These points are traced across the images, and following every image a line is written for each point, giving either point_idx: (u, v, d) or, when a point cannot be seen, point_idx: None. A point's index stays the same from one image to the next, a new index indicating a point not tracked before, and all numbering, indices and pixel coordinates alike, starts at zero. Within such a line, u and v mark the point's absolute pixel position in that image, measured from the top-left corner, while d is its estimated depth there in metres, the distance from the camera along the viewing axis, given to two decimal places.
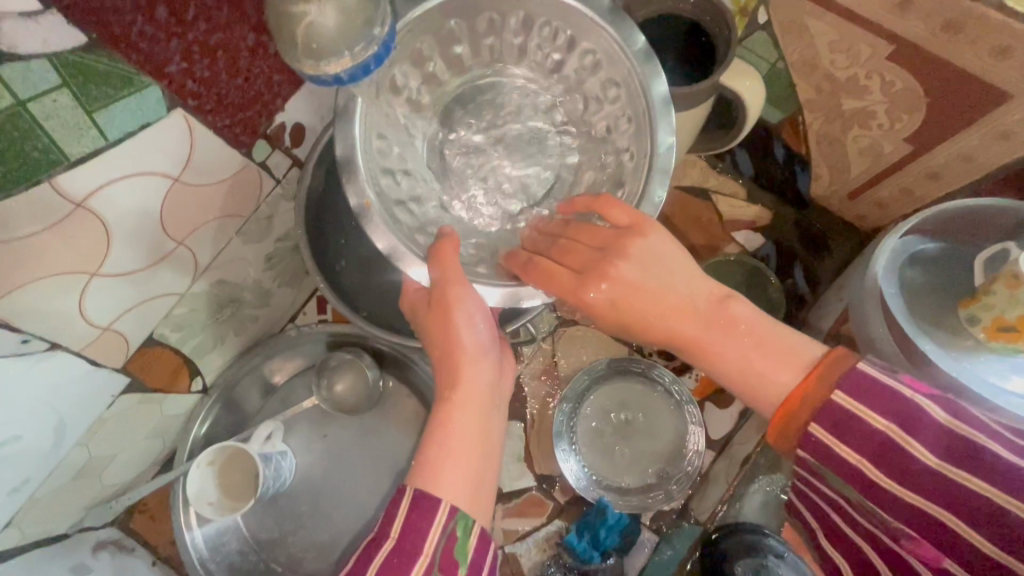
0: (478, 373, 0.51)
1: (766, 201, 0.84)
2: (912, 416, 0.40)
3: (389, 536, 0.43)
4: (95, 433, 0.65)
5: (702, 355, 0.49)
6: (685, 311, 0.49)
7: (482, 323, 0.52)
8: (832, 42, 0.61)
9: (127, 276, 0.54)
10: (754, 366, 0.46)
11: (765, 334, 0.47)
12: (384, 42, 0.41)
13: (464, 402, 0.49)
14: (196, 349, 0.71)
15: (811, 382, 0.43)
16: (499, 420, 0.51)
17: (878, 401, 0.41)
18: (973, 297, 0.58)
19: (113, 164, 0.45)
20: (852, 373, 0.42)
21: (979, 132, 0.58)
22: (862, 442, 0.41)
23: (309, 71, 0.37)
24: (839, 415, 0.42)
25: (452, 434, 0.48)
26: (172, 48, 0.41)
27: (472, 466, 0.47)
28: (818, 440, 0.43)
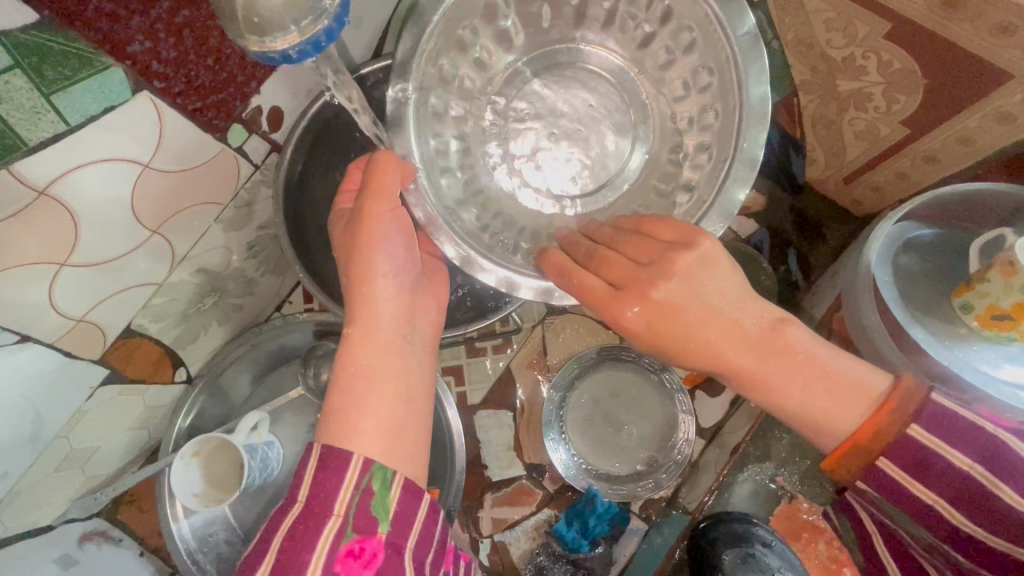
0: (384, 304, 0.49)
1: (761, 186, 0.80)
2: (996, 456, 0.45)
3: (298, 500, 0.42)
4: (75, 425, 0.64)
5: (760, 388, 0.47)
6: (738, 343, 0.46)
7: (398, 257, 0.50)
8: (828, 20, 0.59)
9: (100, 266, 0.52)
10: (814, 397, 0.46)
11: (823, 359, 0.46)
12: (338, 16, 0.37)
13: (370, 335, 0.48)
14: (177, 340, 0.70)
15: (885, 415, 0.45)
16: (413, 351, 0.50)
17: (957, 437, 0.45)
18: (967, 285, 0.56)
19: (78, 149, 0.43)
20: (930, 406, 0.45)
21: (978, 114, 0.57)
22: (943, 481, 0.46)
23: (254, 49, 0.35)
24: (920, 453, 0.45)
25: (360, 379, 0.46)
26: (133, 25, 0.39)
27: (386, 409, 0.46)
28: (888, 475, 0.46)
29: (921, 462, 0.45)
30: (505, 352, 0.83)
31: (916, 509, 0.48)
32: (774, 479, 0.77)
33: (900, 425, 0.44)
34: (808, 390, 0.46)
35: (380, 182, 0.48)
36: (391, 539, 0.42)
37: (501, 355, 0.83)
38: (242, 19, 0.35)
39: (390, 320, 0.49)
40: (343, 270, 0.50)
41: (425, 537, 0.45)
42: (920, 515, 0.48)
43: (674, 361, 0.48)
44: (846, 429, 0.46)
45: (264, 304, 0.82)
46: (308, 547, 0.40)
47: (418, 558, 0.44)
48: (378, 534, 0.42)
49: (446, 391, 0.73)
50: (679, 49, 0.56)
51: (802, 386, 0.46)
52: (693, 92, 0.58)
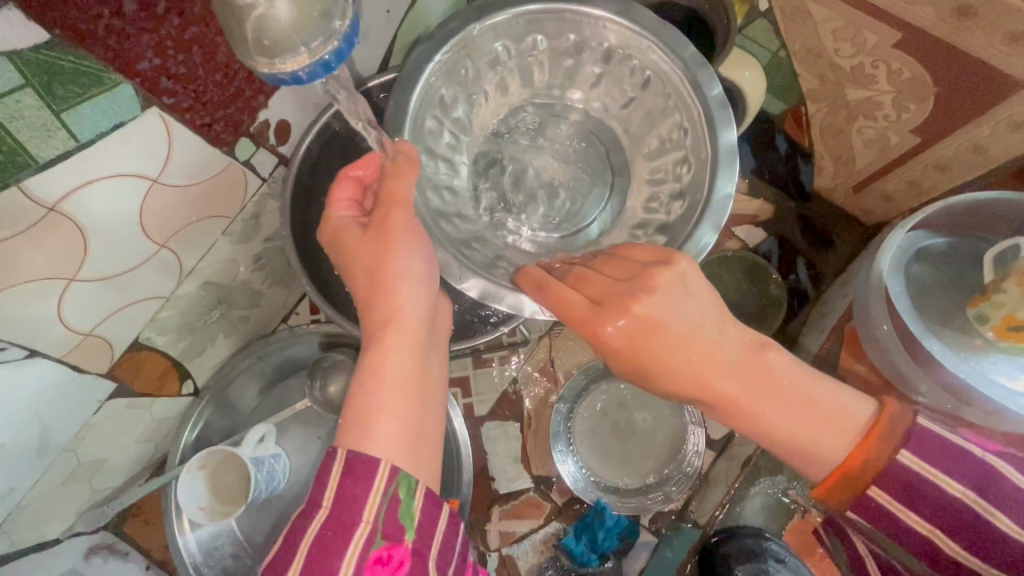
0: (411, 302, 0.48)
1: (768, 194, 0.79)
2: (988, 483, 0.45)
3: (322, 506, 0.41)
4: (82, 438, 0.64)
5: (745, 414, 0.46)
6: (720, 364, 0.46)
7: (426, 263, 0.49)
8: (836, 30, 0.59)
9: (107, 280, 0.52)
10: (801, 419, 0.45)
11: (808, 378, 0.46)
12: (347, 38, 0.38)
13: (394, 338, 0.47)
14: (185, 352, 0.70)
15: (873, 442, 0.45)
16: (433, 357, 0.50)
17: (955, 468, 0.44)
18: (982, 295, 0.55)
19: (85, 167, 0.43)
20: (916, 436, 0.45)
21: (991, 122, 0.57)
22: (935, 509, 0.45)
23: (264, 70, 0.35)
24: (912, 480, 0.44)
25: (386, 381, 0.45)
26: (143, 43, 0.40)
27: (410, 413, 0.45)
28: (880, 506, 0.46)
29: (912, 491, 0.45)
30: (511, 363, 0.82)
31: (911, 539, 0.47)
32: (787, 493, 0.75)
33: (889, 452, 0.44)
34: (787, 415, 0.46)
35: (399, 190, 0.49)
36: (417, 548, 0.42)
37: (508, 366, 0.82)
38: (251, 40, 0.35)
39: (419, 322, 0.48)
40: (363, 275, 0.49)
41: (447, 547, 0.44)
42: (909, 541, 0.47)
43: (656, 383, 0.48)
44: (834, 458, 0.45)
45: (270, 315, 0.82)
46: (335, 554, 0.39)
47: (441, 569, 0.43)
48: (405, 542, 0.41)
49: (452, 402, 0.74)
50: (657, 111, 0.59)
51: (783, 412, 0.46)
52: (670, 150, 0.59)
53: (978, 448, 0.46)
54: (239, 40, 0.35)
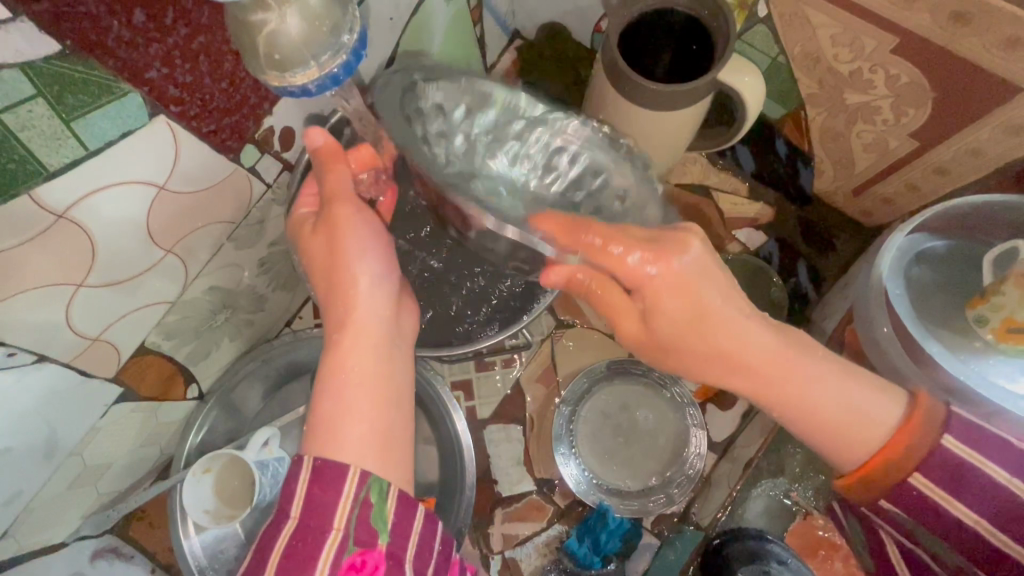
0: (366, 303, 0.49)
1: (768, 198, 0.81)
2: (958, 476, 0.48)
3: (292, 515, 0.42)
4: (88, 442, 0.64)
5: (782, 386, 0.50)
6: (757, 341, 0.50)
7: (380, 263, 0.50)
8: (834, 35, 0.59)
9: (115, 285, 0.53)
10: (833, 401, 0.50)
11: (831, 364, 0.51)
12: (356, 51, 0.38)
13: (353, 339, 0.48)
14: (190, 356, 0.70)
15: (910, 427, 0.49)
16: (399, 354, 0.50)
17: (991, 451, 0.48)
18: (981, 297, 0.56)
19: (94, 175, 0.44)
20: (940, 438, 0.48)
21: (988, 127, 0.57)
22: (972, 497, 0.48)
23: (274, 84, 0.36)
24: (955, 464, 0.48)
25: (348, 382, 0.47)
26: (151, 53, 0.40)
27: (375, 415, 0.46)
28: (925, 494, 0.49)
29: (957, 477, 0.48)
30: (513, 366, 0.82)
31: (953, 534, 0.50)
32: (789, 494, 0.76)
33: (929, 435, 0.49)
34: (820, 394, 0.50)
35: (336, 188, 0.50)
36: (391, 550, 0.42)
37: (510, 370, 0.82)
38: (263, 55, 0.36)
39: (376, 321, 0.49)
40: (323, 279, 0.51)
41: (424, 548, 0.44)
42: (958, 540, 0.51)
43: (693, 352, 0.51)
44: (871, 444, 0.50)
45: (274, 320, 0.82)
46: (311, 561, 0.40)
47: (418, 570, 0.44)
48: (379, 546, 0.42)
49: (455, 403, 0.75)
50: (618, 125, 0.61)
51: (816, 391, 0.50)
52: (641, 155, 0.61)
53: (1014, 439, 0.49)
54: (250, 53, 0.36)
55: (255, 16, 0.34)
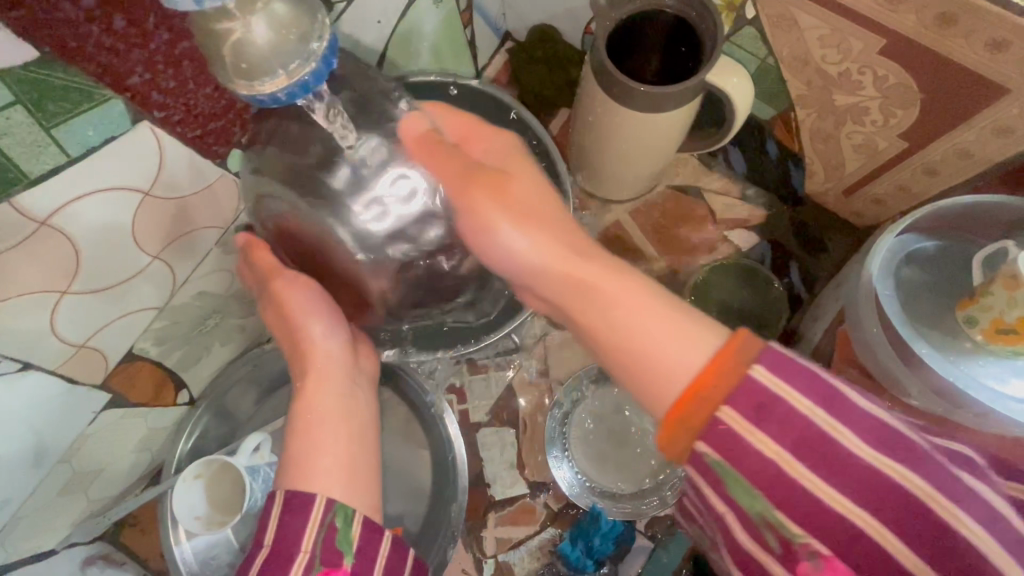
0: (322, 351, 0.56)
1: (761, 200, 0.81)
2: (834, 398, 0.36)
3: (264, 544, 0.44)
4: (77, 449, 0.64)
5: (592, 293, 0.46)
6: (562, 257, 0.48)
7: (330, 313, 0.57)
8: (823, 37, 0.59)
9: (101, 291, 0.52)
10: (642, 323, 0.43)
11: (632, 304, 0.44)
12: (325, 58, 0.38)
13: (314, 383, 0.54)
14: (180, 362, 0.70)
15: (718, 361, 0.39)
16: (358, 393, 0.55)
17: (801, 379, 0.37)
18: (971, 298, 0.56)
19: (76, 181, 0.43)
20: (766, 353, 0.38)
21: (977, 128, 0.57)
22: (783, 429, 0.36)
23: (244, 92, 0.36)
24: (837, 408, 0.36)
25: (314, 420, 0.51)
26: (133, 58, 0.40)
27: (341, 448, 0.50)
28: (729, 429, 0.37)
29: (893, 447, 0.35)
30: (507, 369, 0.82)
31: (755, 470, 0.36)
32: None
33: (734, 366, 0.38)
34: (632, 313, 0.44)
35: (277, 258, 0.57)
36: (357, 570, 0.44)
37: (503, 373, 0.82)
38: (231, 65, 0.36)
39: (332, 366, 0.55)
40: (285, 335, 0.58)
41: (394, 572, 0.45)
42: (749, 473, 0.37)
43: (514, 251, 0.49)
44: (679, 370, 0.40)
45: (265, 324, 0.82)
46: None
47: None
48: (346, 566, 0.43)
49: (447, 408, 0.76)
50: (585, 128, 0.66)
51: (625, 307, 0.44)
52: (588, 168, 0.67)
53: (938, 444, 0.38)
54: (227, 58, 0.36)
55: (220, 25, 0.34)
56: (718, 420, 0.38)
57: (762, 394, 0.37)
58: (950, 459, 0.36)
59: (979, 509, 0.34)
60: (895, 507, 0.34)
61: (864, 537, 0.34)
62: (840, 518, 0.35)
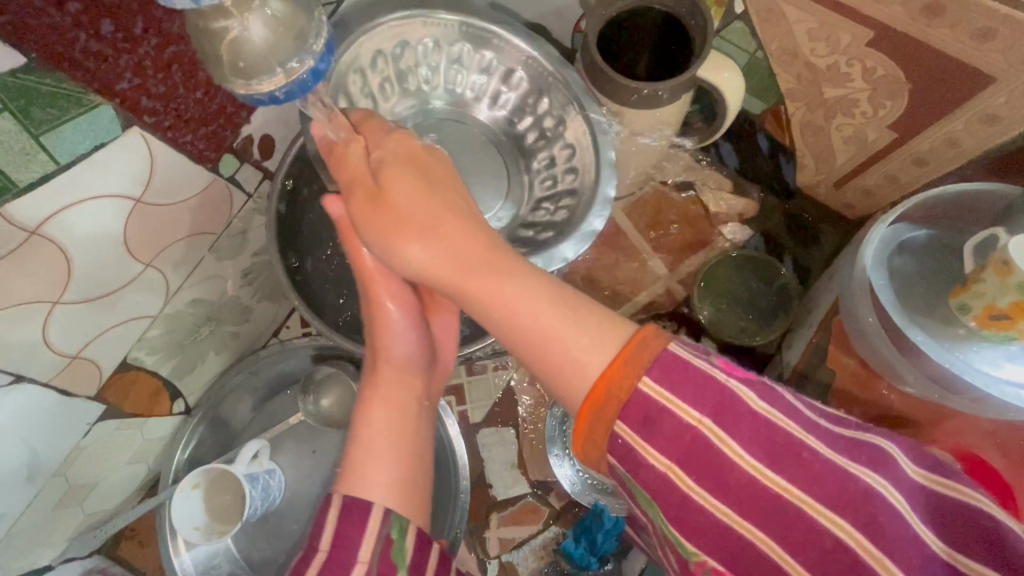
0: (403, 380, 0.53)
1: (754, 193, 0.81)
2: (725, 404, 0.37)
3: (318, 550, 0.41)
4: (71, 462, 0.63)
5: (489, 301, 0.43)
6: (470, 248, 0.44)
7: (414, 340, 0.54)
8: (811, 30, 0.60)
9: (93, 301, 0.52)
10: (544, 323, 0.41)
11: (543, 298, 0.42)
12: (322, 56, 0.39)
13: (386, 404, 0.51)
14: (175, 371, 0.69)
15: (622, 362, 0.38)
16: (424, 424, 0.53)
17: (689, 390, 0.37)
18: (963, 286, 0.56)
19: (67, 189, 0.43)
20: (662, 356, 0.37)
21: (964, 117, 0.58)
22: (671, 441, 0.37)
23: (241, 92, 0.37)
24: (721, 405, 0.37)
25: (377, 438, 0.48)
26: (121, 63, 0.40)
27: (402, 470, 0.47)
28: (624, 442, 0.37)
29: (772, 446, 0.36)
30: (505, 370, 0.82)
31: (647, 482, 0.38)
32: None
33: (636, 375, 0.37)
34: (544, 306, 0.41)
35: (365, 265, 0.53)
36: None
37: (501, 373, 0.82)
38: (228, 64, 0.36)
39: (407, 395, 0.52)
40: (369, 352, 0.55)
41: None
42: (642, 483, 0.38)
43: (401, 252, 0.46)
44: (590, 368, 0.39)
45: (260, 330, 0.81)
46: None
47: None
48: None
49: (447, 411, 0.75)
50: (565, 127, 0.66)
51: (536, 301, 0.42)
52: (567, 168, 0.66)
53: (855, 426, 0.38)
54: (219, 59, 0.36)
55: (216, 24, 0.34)
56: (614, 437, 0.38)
57: (649, 407, 0.36)
58: (838, 451, 0.36)
59: (855, 499, 0.35)
60: (777, 508, 0.35)
61: (749, 543, 0.36)
62: (727, 528, 0.36)
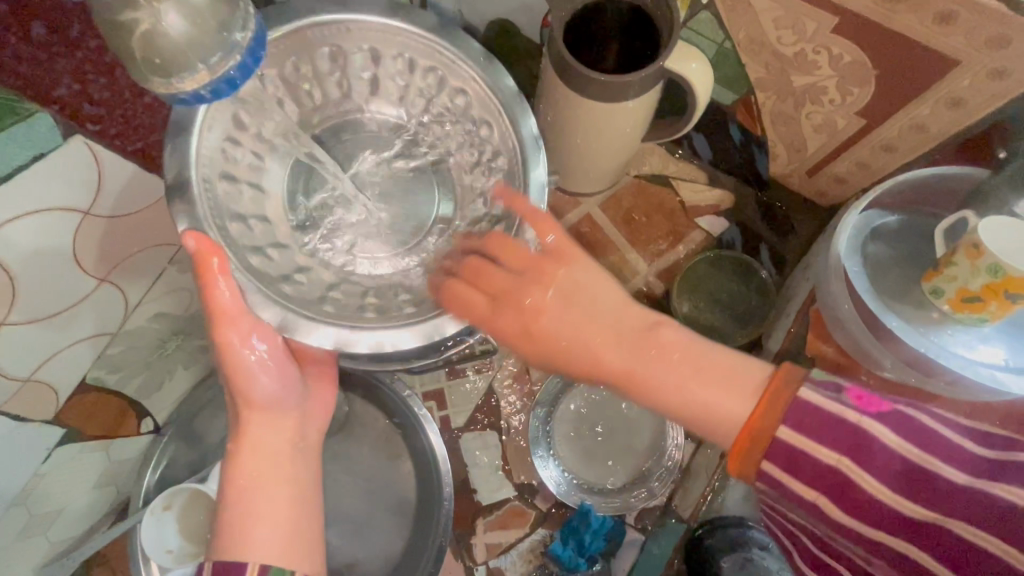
0: (269, 425, 0.51)
1: (727, 183, 0.82)
2: (860, 444, 0.39)
3: None
4: (32, 489, 0.60)
5: (638, 374, 0.48)
6: (608, 335, 0.50)
7: (273, 373, 0.51)
8: (777, 18, 0.59)
9: (43, 320, 0.49)
10: (688, 391, 0.46)
11: (685, 351, 0.48)
12: (250, 50, 0.38)
13: (253, 457, 0.50)
14: (141, 389, 0.67)
15: (761, 411, 0.43)
16: (305, 463, 0.52)
17: (823, 432, 0.40)
18: (934, 270, 0.56)
19: (7, 203, 0.40)
20: (795, 404, 0.41)
21: (931, 101, 0.58)
22: (814, 477, 0.40)
23: (161, 90, 0.35)
24: (857, 443, 0.39)
25: (252, 492, 0.49)
26: (59, 68, 0.38)
27: (283, 521, 0.48)
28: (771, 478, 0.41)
29: (909, 475, 0.38)
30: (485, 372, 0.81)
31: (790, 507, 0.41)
32: None
33: (784, 406, 0.42)
34: (681, 372, 0.47)
35: (220, 304, 0.47)
36: None
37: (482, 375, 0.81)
38: (144, 60, 0.34)
39: (275, 439, 0.51)
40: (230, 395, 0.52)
41: None
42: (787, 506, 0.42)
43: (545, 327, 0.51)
44: (732, 417, 0.44)
45: None
46: None
47: None
48: None
49: (428, 417, 0.74)
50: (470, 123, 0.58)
51: (674, 368, 0.47)
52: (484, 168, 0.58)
53: (985, 441, 0.39)
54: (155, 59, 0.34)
55: (124, 16, 0.33)
56: (765, 475, 0.41)
57: (788, 447, 0.40)
58: (971, 472, 0.38)
59: (936, 549, 0.37)
60: (924, 532, 0.38)
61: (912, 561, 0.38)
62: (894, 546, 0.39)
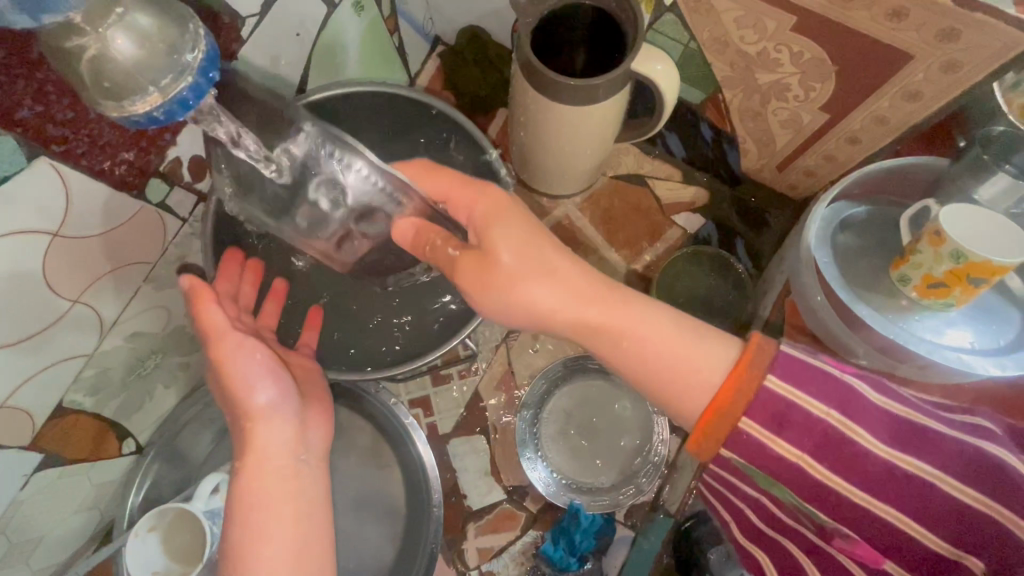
0: (272, 437, 0.50)
1: (701, 181, 0.84)
2: (849, 400, 0.39)
3: None
4: (11, 517, 0.59)
5: (616, 335, 0.47)
6: (583, 296, 0.49)
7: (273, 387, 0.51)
8: (738, 18, 0.60)
9: (16, 345, 0.49)
10: (661, 353, 0.45)
11: (665, 320, 0.47)
12: (204, 69, 0.36)
13: (254, 470, 0.48)
14: (120, 410, 0.66)
15: (737, 375, 0.41)
16: (308, 474, 0.51)
17: (816, 387, 0.39)
18: (903, 258, 0.58)
19: None
20: (781, 358, 0.40)
21: (890, 94, 0.60)
22: (805, 434, 0.39)
23: (114, 114, 0.35)
24: (844, 397, 0.39)
25: (256, 509, 0.47)
26: (19, 90, 0.37)
27: (289, 535, 0.47)
28: (753, 439, 0.40)
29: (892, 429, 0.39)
30: (470, 377, 0.81)
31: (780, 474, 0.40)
32: None
33: (760, 375, 0.40)
34: (661, 340, 0.46)
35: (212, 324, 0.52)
36: None
37: (467, 380, 0.81)
38: (96, 85, 0.34)
39: (279, 452, 0.50)
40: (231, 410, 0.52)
41: None
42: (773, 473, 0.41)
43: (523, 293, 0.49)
44: (705, 378, 0.43)
45: None
46: None
47: None
48: None
49: (415, 425, 0.74)
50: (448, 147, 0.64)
51: (656, 337, 0.46)
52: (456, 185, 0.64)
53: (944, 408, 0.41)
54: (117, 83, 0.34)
55: (71, 42, 0.33)
56: (741, 433, 0.40)
57: (774, 403, 0.39)
58: (943, 427, 0.39)
59: (923, 510, 0.38)
60: (909, 486, 0.38)
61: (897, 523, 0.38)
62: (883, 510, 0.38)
